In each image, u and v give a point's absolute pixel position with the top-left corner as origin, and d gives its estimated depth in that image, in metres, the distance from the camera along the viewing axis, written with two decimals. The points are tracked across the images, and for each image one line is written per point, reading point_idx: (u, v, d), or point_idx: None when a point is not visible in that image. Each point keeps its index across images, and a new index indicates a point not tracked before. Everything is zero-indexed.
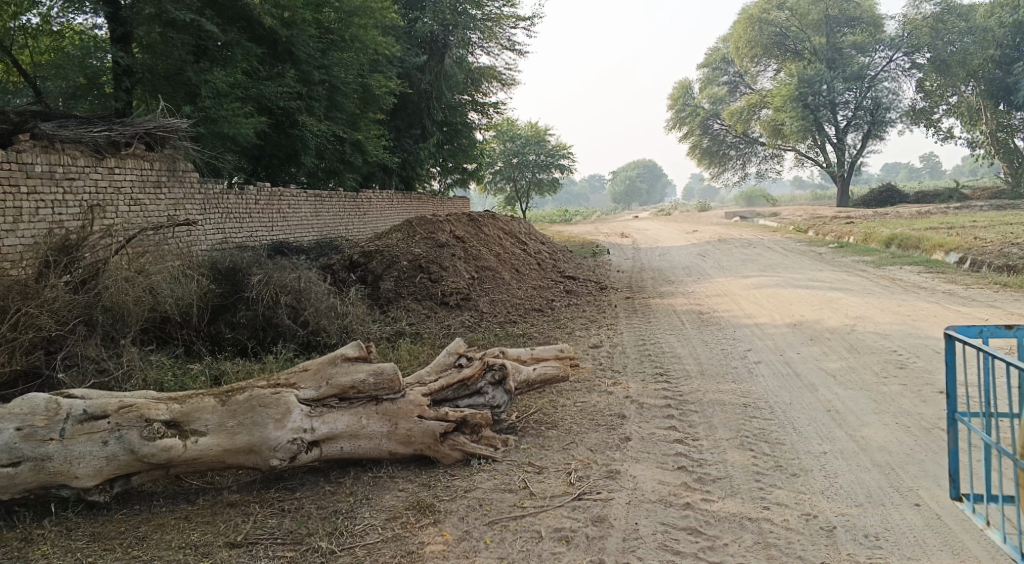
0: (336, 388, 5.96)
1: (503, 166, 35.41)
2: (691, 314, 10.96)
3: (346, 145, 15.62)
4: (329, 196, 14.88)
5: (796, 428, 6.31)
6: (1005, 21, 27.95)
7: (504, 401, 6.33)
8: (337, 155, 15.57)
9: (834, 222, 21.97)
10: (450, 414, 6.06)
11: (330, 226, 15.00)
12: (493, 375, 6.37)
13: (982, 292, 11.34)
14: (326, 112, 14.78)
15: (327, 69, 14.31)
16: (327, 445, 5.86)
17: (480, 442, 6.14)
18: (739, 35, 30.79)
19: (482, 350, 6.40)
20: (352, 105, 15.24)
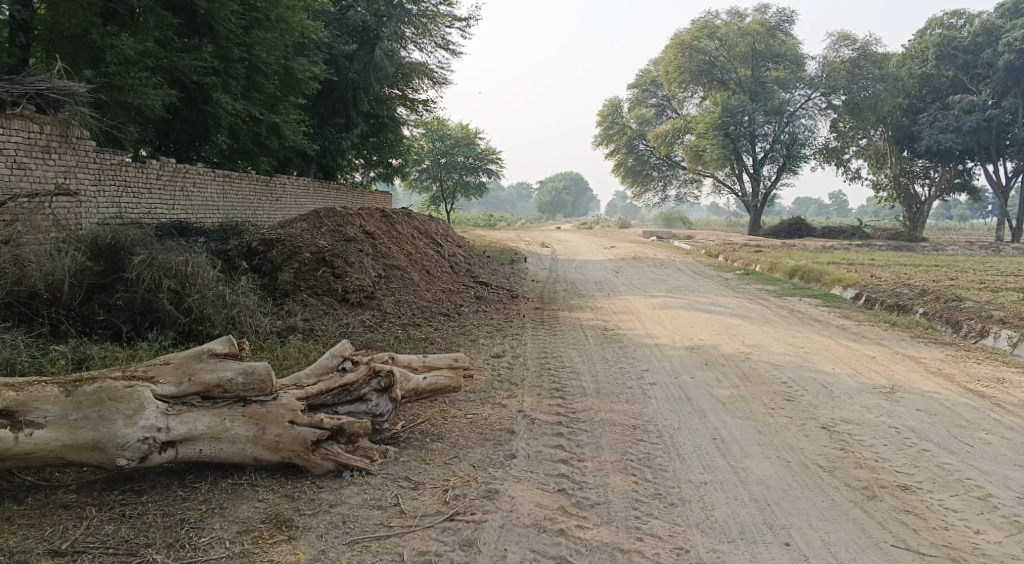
0: (199, 385, 5.66)
1: (431, 165, 34.98)
2: (596, 330, 10.94)
3: (262, 127, 14.95)
4: (238, 178, 14.33)
5: (681, 455, 6.29)
6: (914, 73, 29.33)
7: (387, 410, 6.12)
8: (251, 137, 15.05)
9: (743, 250, 22.50)
10: (324, 421, 5.79)
11: (238, 210, 14.42)
12: (378, 382, 6.14)
13: (872, 329, 11.71)
14: (243, 91, 14.11)
15: (249, 48, 13.68)
16: (184, 447, 5.57)
17: (355, 453, 5.90)
18: (670, 61, 31.18)
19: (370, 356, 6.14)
20: (273, 87, 14.70)
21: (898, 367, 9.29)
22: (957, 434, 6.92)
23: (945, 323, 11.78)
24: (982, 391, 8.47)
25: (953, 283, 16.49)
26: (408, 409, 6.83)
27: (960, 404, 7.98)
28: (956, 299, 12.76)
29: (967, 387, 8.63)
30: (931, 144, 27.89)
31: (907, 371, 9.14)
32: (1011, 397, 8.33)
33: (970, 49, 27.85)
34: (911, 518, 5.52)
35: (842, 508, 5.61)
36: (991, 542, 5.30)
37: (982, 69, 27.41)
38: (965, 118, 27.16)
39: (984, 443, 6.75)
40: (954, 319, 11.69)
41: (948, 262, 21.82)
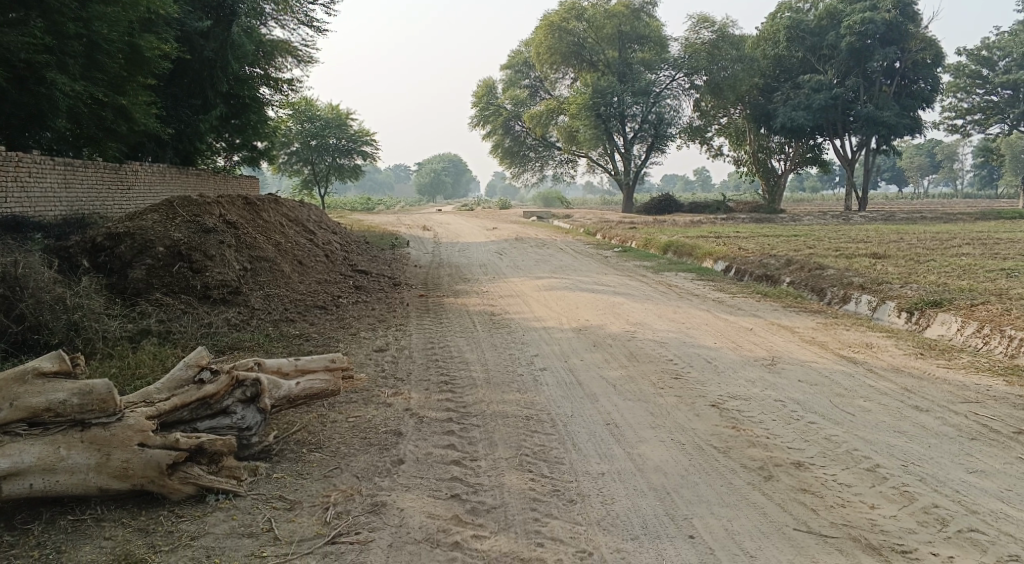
0: (24, 411, 5.03)
1: (301, 148, 33.73)
2: (481, 316, 10.60)
3: (107, 110, 13.74)
4: (83, 167, 13.19)
5: (576, 444, 6.04)
6: (768, 52, 30.42)
7: (255, 422, 5.59)
8: (94, 122, 13.85)
9: (618, 226, 22.71)
10: (180, 441, 5.20)
11: (86, 202, 13.29)
12: (243, 392, 5.60)
13: (747, 301, 11.88)
14: (83, 71, 12.86)
15: (86, 24, 12.40)
16: (10, 483, 4.92)
17: (220, 474, 5.33)
18: (539, 41, 31.08)
19: (231, 364, 5.59)
20: (117, 67, 13.48)
21: (774, 338, 9.40)
22: (838, 404, 6.96)
23: (811, 292, 12.09)
24: (854, 358, 8.65)
25: (813, 251, 17.11)
26: (282, 416, 6.28)
27: (836, 372, 8.09)
28: (820, 267, 13.13)
29: (839, 354, 8.79)
30: (785, 120, 28.74)
31: (784, 341, 9.25)
32: (880, 362, 8.54)
33: (816, 30, 29.07)
34: (809, 497, 5.43)
35: (741, 491, 5.48)
36: (887, 517, 5.25)
37: (828, 49, 28.69)
38: (815, 95, 28.31)
39: (864, 411, 6.81)
40: (820, 287, 12.01)
41: (808, 231, 22.73)
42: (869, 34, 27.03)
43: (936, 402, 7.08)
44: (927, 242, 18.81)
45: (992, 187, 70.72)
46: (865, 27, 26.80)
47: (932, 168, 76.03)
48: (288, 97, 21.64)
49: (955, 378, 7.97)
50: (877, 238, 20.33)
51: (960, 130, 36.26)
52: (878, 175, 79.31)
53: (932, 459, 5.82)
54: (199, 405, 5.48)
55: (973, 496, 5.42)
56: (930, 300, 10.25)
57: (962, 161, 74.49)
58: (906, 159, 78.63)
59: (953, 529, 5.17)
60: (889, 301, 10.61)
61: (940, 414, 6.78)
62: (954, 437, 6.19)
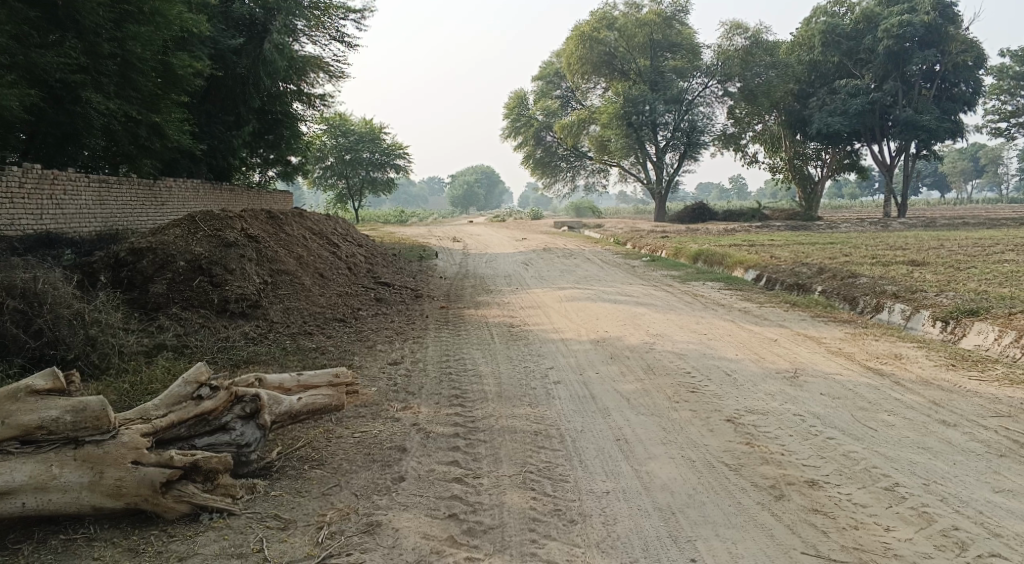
0: (16, 430, 5.05)
1: (335, 161, 33.95)
2: (501, 328, 10.46)
3: (141, 128, 13.79)
4: (116, 182, 13.29)
5: (584, 461, 5.87)
6: (802, 59, 30.00)
7: (255, 439, 5.57)
8: (128, 139, 13.93)
9: (650, 236, 22.47)
10: (175, 459, 5.20)
11: (119, 217, 13.38)
12: (242, 409, 5.59)
13: (774, 310, 11.62)
14: (116, 89, 12.98)
15: (119, 43, 12.53)
16: (4, 501, 4.95)
17: (215, 493, 5.31)
18: (570, 52, 30.95)
19: (230, 380, 5.58)
20: (150, 85, 13.58)
21: (800, 349, 9.14)
22: (860, 418, 6.71)
23: (843, 301, 11.78)
24: (881, 369, 8.38)
25: (848, 260, 16.74)
26: (287, 431, 6.21)
27: (862, 385, 7.82)
28: (852, 275, 12.81)
29: (867, 366, 8.52)
30: (821, 126, 28.23)
31: (809, 353, 8.99)
32: (909, 374, 8.25)
33: (853, 34, 28.65)
34: (821, 518, 5.21)
35: (750, 512, 5.28)
36: (903, 541, 5.02)
37: (864, 54, 28.22)
38: (851, 100, 27.83)
39: (887, 426, 6.55)
40: (851, 296, 11.70)
41: (844, 239, 22.30)
42: (908, 37, 26.54)
43: (964, 417, 6.79)
44: (967, 248, 18.31)
45: None
46: (904, 30, 26.33)
47: (976, 172, 74.48)
48: (320, 111, 21.77)
49: (987, 391, 7.66)
50: (915, 244, 19.86)
51: (1004, 134, 35.42)
52: (920, 181, 77.79)
53: (955, 477, 5.56)
54: (198, 421, 5.48)
55: (996, 517, 5.17)
56: (966, 309, 9.91)
57: (1006, 164, 72.95)
58: (949, 164, 77.10)
59: (972, 554, 4.93)
60: (923, 311, 10.28)
61: (968, 429, 6.49)
62: (981, 454, 5.92)
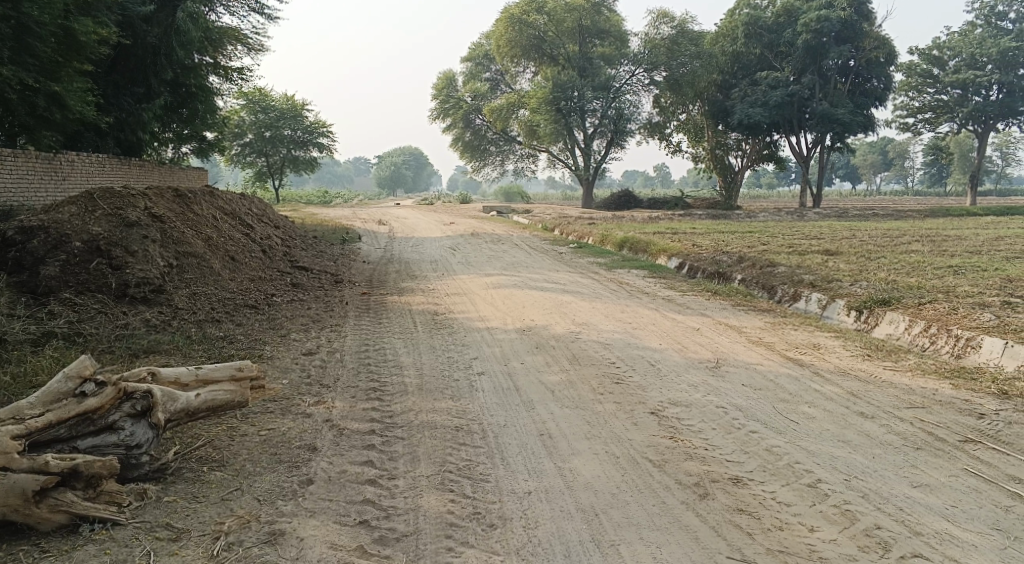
0: None
1: (255, 138, 32.91)
2: (424, 315, 10.16)
3: (39, 97, 12.95)
4: (11, 156, 12.48)
5: (506, 459, 5.70)
6: (726, 50, 30.18)
7: (146, 439, 5.45)
8: (25, 109, 13.09)
9: (577, 222, 22.42)
10: (53, 463, 5.00)
11: (14, 193, 12.60)
12: (132, 407, 5.46)
13: (696, 299, 11.62)
14: (12, 55, 12.12)
15: (15, 6, 11.70)
16: None
17: (98, 500, 5.12)
18: (499, 34, 30.43)
19: (118, 376, 5.43)
20: (50, 53, 12.71)
21: (721, 339, 9.11)
22: (781, 411, 6.66)
23: (762, 289, 11.86)
24: (800, 360, 8.39)
25: (767, 248, 16.92)
26: (186, 430, 6.12)
27: (782, 375, 7.80)
28: (771, 264, 12.91)
29: (786, 356, 8.53)
30: (741, 117, 28.61)
31: (730, 342, 8.98)
32: (827, 364, 8.28)
33: (773, 27, 29.05)
34: (745, 519, 5.13)
35: (674, 512, 5.16)
36: (827, 542, 4.96)
37: (784, 47, 28.65)
38: (771, 92, 28.25)
39: (807, 419, 6.52)
40: (770, 285, 11.77)
41: (762, 228, 22.66)
42: (825, 32, 27.04)
43: (881, 408, 6.81)
44: (878, 239, 18.78)
45: (940, 184, 71.80)
46: (822, 25, 26.79)
47: (884, 165, 77.28)
48: (239, 87, 20.94)
49: (902, 382, 7.74)
50: (830, 234, 20.28)
51: (912, 129, 36.62)
52: (832, 172, 80.08)
53: (875, 472, 5.54)
54: (81, 421, 5.30)
55: (917, 514, 5.16)
56: (879, 298, 10.03)
57: (912, 159, 75.90)
58: (860, 156, 79.65)
59: (895, 555, 4.89)
60: (838, 300, 10.39)
61: (884, 421, 6.51)
62: (898, 447, 5.92)
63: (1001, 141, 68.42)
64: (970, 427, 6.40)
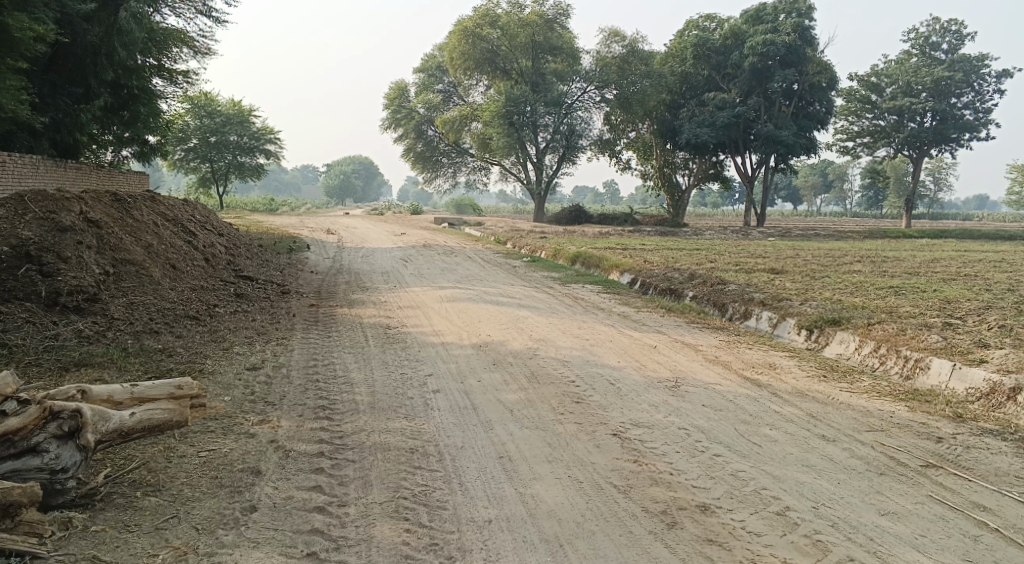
0: None
1: (199, 144, 32.11)
2: (375, 328, 9.82)
3: None
4: None
5: (464, 484, 5.57)
6: (675, 69, 30.44)
7: (73, 462, 5.20)
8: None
9: (528, 236, 22.25)
10: None
11: None
12: (59, 427, 5.22)
13: (651, 315, 11.49)
14: None
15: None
16: None
17: (17, 530, 4.87)
18: (452, 47, 30.25)
19: (43, 394, 5.20)
20: None
21: (678, 357, 8.96)
22: (744, 433, 6.52)
23: (713, 307, 11.78)
24: (758, 380, 8.27)
25: (714, 266, 16.94)
26: (119, 450, 5.87)
27: (741, 396, 7.66)
28: (722, 282, 12.87)
29: (744, 376, 8.39)
30: (690, 136, 28.89)
31: (688, 361, 8.82)
32: (784, 385, 8.17)
33: (721, 49, 29.32)
34: (715, 550, 5.01)
35: (642, 543, 5.05)
36: None
37: (731, 69, 28.90)
38: (718, 112, 28.56)
39: (771, 442, 6.39)
40: (721, 302, 11.71)
41: (710, 246, 22.77)
42: (771, 56, 27.40)
43: (842, 431, 6.70)
44: (821, 259, 18.98)
45: (877, 207, 73.59)
46: (767, 49, 27.12)
47: (825, 187, 79.05)
48: (184, 90, 20.34)
49: (859, 403, 7.66)
50: (773, 253, 20.45)
51: (852, 152, 37.39)
52: (775, 193, 81.36)
53: (842, 499, 5.49)
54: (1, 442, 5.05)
55: (887, 545, 5.09)
56: (829, 318, 10.02)
57: (851, 182, 77.73)
58: (802, 178, 81.22)
59: None
60: (789, 319, 10.35)
61: (846, 445, 6.41)
62: (863, 472, 5.83)
63: (933, 166, 70.52)
64: (931, 451, 6.32)
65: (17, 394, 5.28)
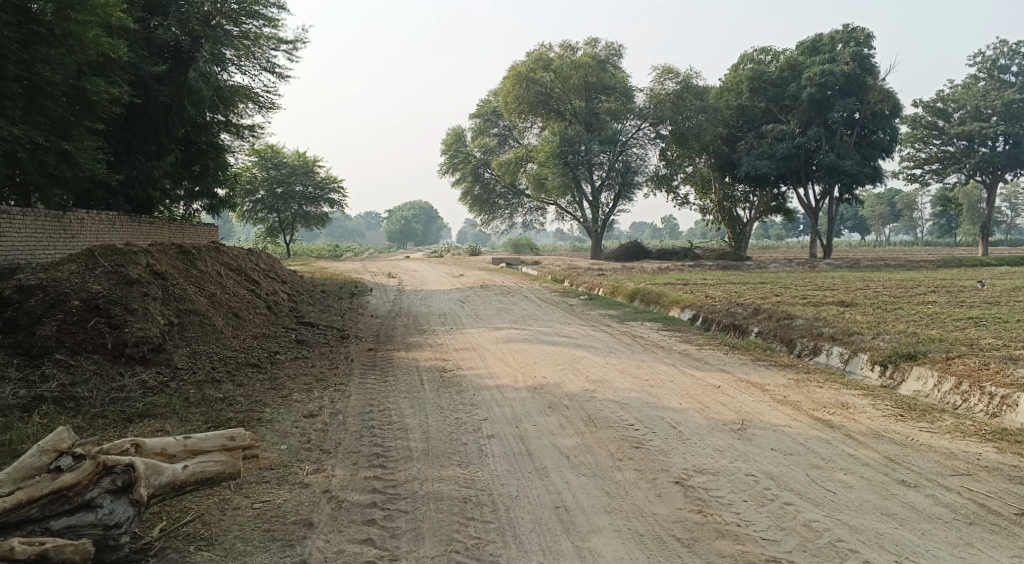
0: None
1: (266, 195, 32.84)
2: (432, 372, 9.72)
3: (51, 156, 12.60)
4: (20, 214, 12.33)
5: (518, 537, 5.57)
6: (731, 103, 30.11)
7: (126, 517, 5.24)
8: (35, 168, 12.56)
9: (586, 274, 22.05)
10: (16, 549, 4.86)
11: (21, 252, 12.36)
12: (113, 481, 5.28)
13: (713, 353, 11.15)
14: (23, 114, 11.76)
15: (27, 66, 11.52)
16: None
17: None
18: (507, 91, 30.55)
19: (96, 449, 5.28)
20: (63, 112, 12.48)
21: (743, 397, 8.62)
22: (816, 478, 6.21)
23: (780, 343, 11.38)
24: (829, 420, 7.90)
25: (780, 300, 16.46)
26: (176, 503, 5.86)
27: (812, 439, 7.30)
28: (788, 316, 12.46)
29: (815, 417, 8.01)
30: (749, 169, 28.51)
31: (754, 402, 8.46)
32: (858, 426, 7.77)
33: (778, 82, 28.89)
34: None
35: None
36: None
37: (789, 100, 28.41)
38: (778, 144, 28.10)
39: (846, 488, 6.05)
40: (788, 338, 11.31)
41: (774, 279, 22.22)
42: (830, 86, 26.92)
43: (924, 475, 6.30)
44: (892, 290, 18.32)
45: (950, 234, 71.30)
46: (826, 79, 26.67)
47: (893, 216, 77.04)
48: (250, 143, 20.84)
49: (942, 444, 7.23)
50: (842, 285, 19.83)
51: (920, 179, 36.34)
52: (841, 224, 79.46)
53: (926, 552, 5.36)
54: (56, 499, 5.14)
55: None
56: (904, 352, 9.54)
57: (920, 210, 75.54)
58: (869, 208, 79.33)
59: None
60: (861, 354, 9.92)
61: (930, 491, 6.03)
62: (949, 521, 5.63)
63: (1009, 192, 68.18)
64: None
65: (73, 448, 5.37)
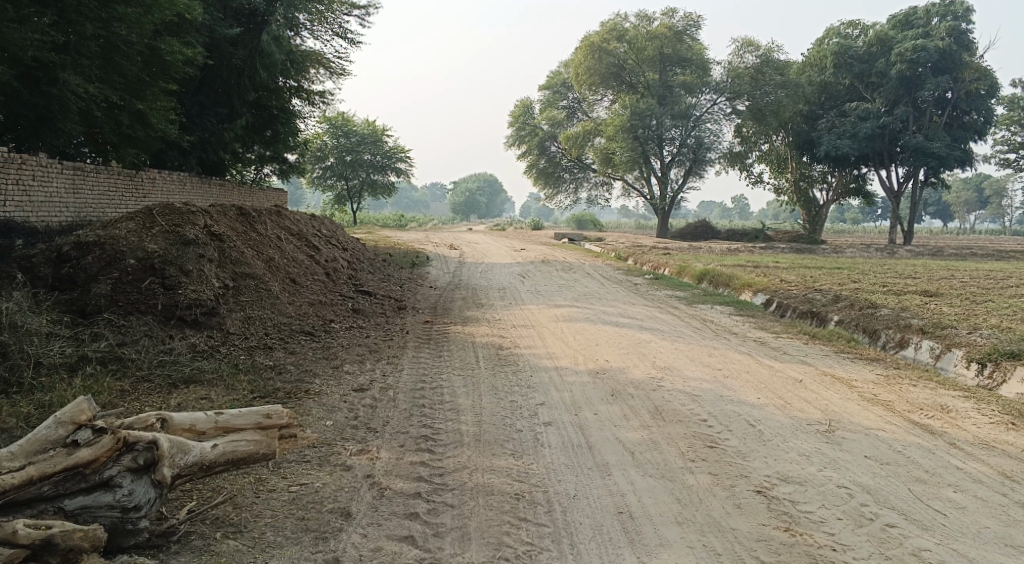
0: None
1: (335, 162, 32.69)
2: (488, 349, 9.12)
3: (123, 115, 12.28)
4: (95, 170, 12.09)
5: (577, 547, 5.04)
6: (813, 79, 28.61)
7: (144, 497, 4.85)
8: (110, 127, 12.31)
9: (652, 252, 21.17)
10: (21, 533, 4.50)
11: (95, 208, 12.15)
12: (134, 459, 4.90)
13: (790, 343, 10.30)
14: (99, 73, 11.40)
15: (104, 24, 11.01)
16: None
17: None
18: (578, 62, 29.59)
19: (117, 423, 4.88)
20: (138, 71, 12.09)
21: (829, 394, 7.80)
22: (921, 496, 5.48)
23: (863, 334, 10.42)
24: (929, 425, 7.04)
25: (859, 287, 15.39)
26: (209, 481, 5.40)
27: (911, 446, 6.50)
28: (872, 304, 11.47)
29: (911, 421, 7.16)
30: (828, 149, 27.12)
31: (841, 400, 7.64)
32: (963, 434, 6.89)
33: (864, 57, 27.28)
34: None
35: None
36: None
37: (875, 77, 26.83)
38: (861, 123, 26.58)
39: (959, 510, 5.37)
40: (873, 328, 10.33)
41: (851, 265, 21.02)
42: (921, 63, 25.21)
43: None
44: (981, 281, 17.05)
45: None
46: (917, 55, 25.00)
47: (978, 203, 73.45)
48: (320, 109, 20.43)
49: None
50: (925, 273, 18.55)
51: (1013, 165, 34.20)
52: (922, 209, 76.29)
53: None
54: (70, 476, 4.76)
55: None
56: (1006, 350, 8.55)
57: (1009, 198, 71.75)
58: (953, 195, 75.74)
59: None
60: (956, 349, 8.94)
61: None
62: None
63: None
64: None
65: (92, 421, 4.97)
